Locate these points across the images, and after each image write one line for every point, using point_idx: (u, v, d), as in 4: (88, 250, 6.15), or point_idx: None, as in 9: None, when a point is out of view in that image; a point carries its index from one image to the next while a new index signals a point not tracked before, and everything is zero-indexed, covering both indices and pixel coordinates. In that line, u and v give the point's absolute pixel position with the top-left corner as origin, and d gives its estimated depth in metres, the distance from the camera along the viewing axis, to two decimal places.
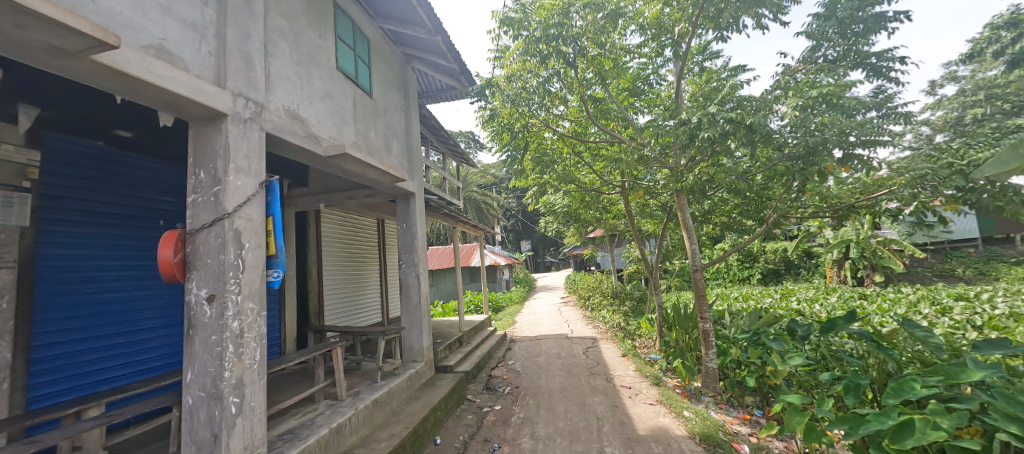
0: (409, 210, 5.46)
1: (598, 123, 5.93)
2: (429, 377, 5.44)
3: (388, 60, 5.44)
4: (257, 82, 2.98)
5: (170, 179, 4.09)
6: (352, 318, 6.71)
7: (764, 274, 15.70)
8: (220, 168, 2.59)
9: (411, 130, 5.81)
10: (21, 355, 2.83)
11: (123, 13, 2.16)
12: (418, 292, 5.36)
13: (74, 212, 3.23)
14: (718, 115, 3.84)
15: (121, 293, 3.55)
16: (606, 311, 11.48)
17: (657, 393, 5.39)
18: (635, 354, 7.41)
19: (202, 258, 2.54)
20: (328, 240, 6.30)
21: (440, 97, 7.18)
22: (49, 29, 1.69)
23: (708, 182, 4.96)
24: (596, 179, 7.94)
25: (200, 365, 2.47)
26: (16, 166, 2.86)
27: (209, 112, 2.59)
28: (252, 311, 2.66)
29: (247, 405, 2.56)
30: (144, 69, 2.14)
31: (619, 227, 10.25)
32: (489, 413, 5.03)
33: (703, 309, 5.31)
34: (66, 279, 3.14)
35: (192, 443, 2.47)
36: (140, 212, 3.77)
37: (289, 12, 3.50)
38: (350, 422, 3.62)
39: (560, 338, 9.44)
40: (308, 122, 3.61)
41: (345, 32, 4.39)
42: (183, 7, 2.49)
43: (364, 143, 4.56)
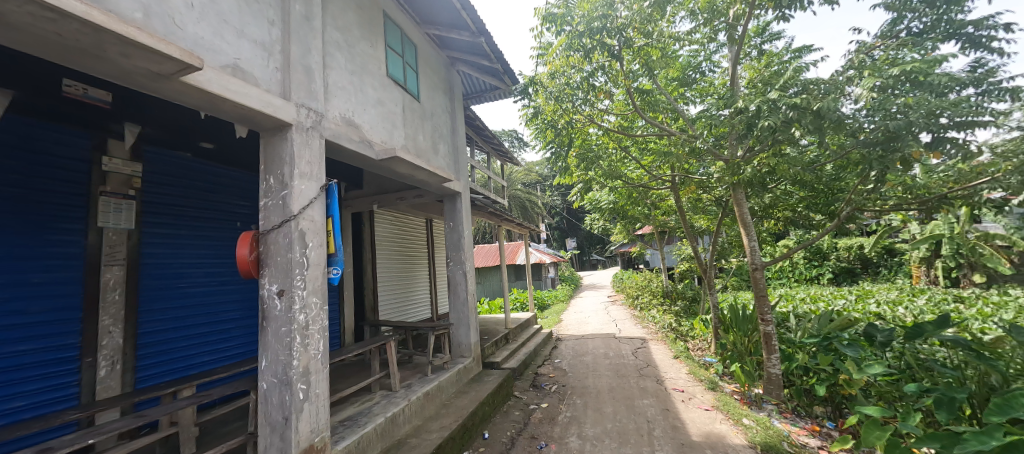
0: (456, 209, 5.60)
1: (645, 116, 5.72)
2: (477, 373, 5.57)
3: (434, 64, 5.61)
4: (317, 92, 3.20)
5: (246, 185, 4.51)
6: (404, 313, 7.02)
7: (835, 273, 14.30)
8: (287, 174, 2.82)
9: (456, 132, 5.96)
10: (130, 340, 3.27)
11: (205, 38, 2.42)
12: (465, 290, 5.49)
13: (168, 217, 3.67)
14: (780, 101, 3.58)
15: (207, 288, 3.97)
16: (656, 310, 11.07)
17: (713, 399, 5.10)
18: (688, 356, 7.07)
19: (272, 256, 2.78)
20: (381, 238, 6.63)
21: (484, 98, 7.29)
22: (147, 56, 1.93)
23: (769, 173, 4.60)
24: (643, 174, 7.68)
25: (272, 353, 2.72)
26: (123, 176, 3.32)
27: (277, 123, 2.83)
28: (315, 305, 2.88)
29: (312, 391, 2.78)
30: (222, 86, 2.38)
31: (670, 224, 9.83)
32: (536, 410, 5.05)
33: (764, 310, 4.95)
34: (164, 274, 3.58)
35: (266, 424, 2.70)
36: (222, 215, 4.19)
37: (343, 25, 3.73)
38: (404, 412, 3.80)
39: (607, 338, 9.24)
40: (362, 128, 3.82)
41: (394, 40, 4.61)
42: (253, 28, 2.74)
43: (413, 145, 4.75)
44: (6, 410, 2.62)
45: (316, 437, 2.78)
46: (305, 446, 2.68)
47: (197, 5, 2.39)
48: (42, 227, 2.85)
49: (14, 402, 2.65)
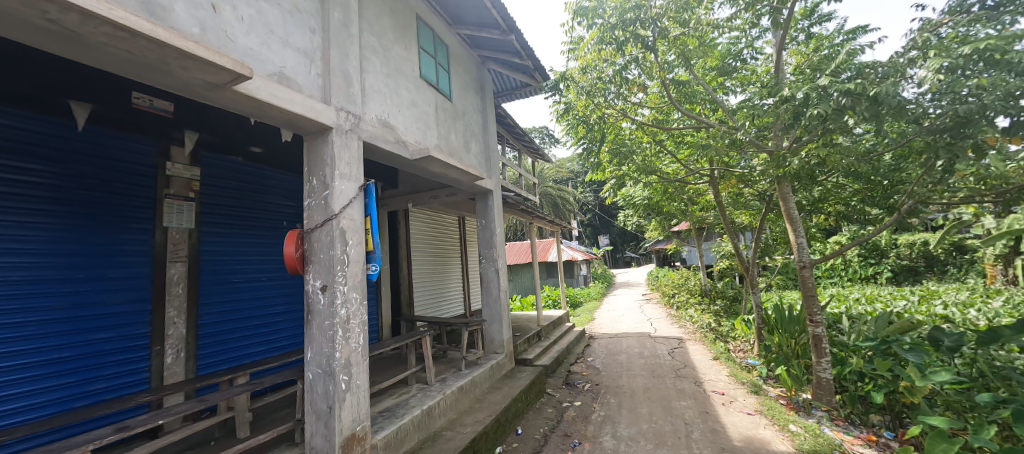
0: (488, 207, 5.66)
1: (682, 108, 5.51)
2: (510, 369, 5.61)
3: (465, 64, 5.68)
4: (355, 96, 3.32)
5: (292, 186, 4.77)
6: (438, 309, 7.18)
7: (895, 272, 13.19)
8: (328, 175, 2.96)
9: (487, 130, 6.01)
10: (191, 331, 3.55)
11: (254, 48, 2.58)
12: (498, 287, 5.54)
13: (223, 216, 3.94)
14: (831, 87, 3.35)
15: (258, 283, 4.24)
16: (694, 310, 10.68)
17: (757, 403, 4.86)
18: (729, 357, 6.77)
19: (315, 253, 2.93)
20: (416, 236, 6.81)
21: (515, 96, 7.29)
22: (204, 69, 2.08)
23: (819, 165, 4.31)
24: (680, 169, 7.42)
25: (317, 345, 2.86)
26: (184, 179, 3.61)
27: (319, 127, 2.97)
28: (355, 300, 3.00)
29: (354, 383, 2.91)
30: (270, 94, 2.53)
31: (708, 220, 9.44)
32: (569, 409, 5.02)
33: (813, 311, 4.66)
34: (220, 270, 3.86)
35: (312, 412, 2.85)
36: (270, 215, 4.45)
37: (378, 30, 3.84)
38: (439, 405, 3.90)
39: (641, 338, 9.00)
40: (397, 129, 3.92)
41: (427, 42, 4.70)
42: (296, 37, 2.89)
43: (446, 144, 4.84)
44: (89, 391, 2.93)
45: (357, 426, 2.91)
46: (348, 434, 2.81)
47: (246, 18, 2.56)
48: (118, 227, 3.16)
49: (95, 384, 2.95)
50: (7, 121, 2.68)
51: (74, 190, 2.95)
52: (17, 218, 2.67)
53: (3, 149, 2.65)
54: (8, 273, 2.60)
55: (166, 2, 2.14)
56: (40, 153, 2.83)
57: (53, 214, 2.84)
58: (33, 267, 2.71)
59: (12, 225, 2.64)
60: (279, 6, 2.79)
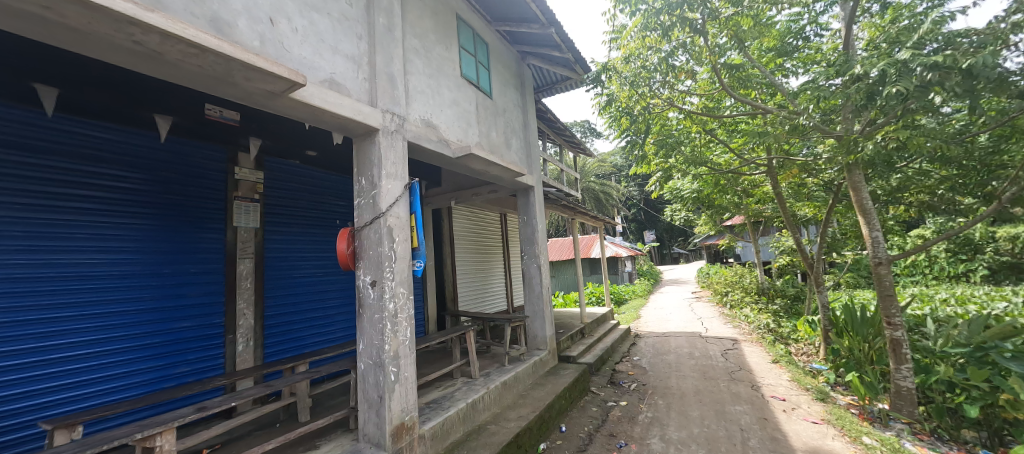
0: (529, 203, 5.63)
1: (735, 94, 5.15)
2: (553, 366, 5.58)
3: (505, 60, 5.69)
4: (399, 97, 3.42)
5: (343, 186, 5.04)
6: (481, 304, 7.29)
7: (994, 269, 11.53)
8: (376, 175, 3.08)
9: (528, 126, 5.98)
10: (258, 321, 3.86)
11: (307, 57, 2.73)
12: (540, 283, 5.52)
13: (283, 216, 4.24)
14: (914, 61, 2.98)
15: (315, 278, 4.53)
16: (750, 309, 10.02)
17: (824, 412, 4.46)
18: (790, 361, 6.28)
19: (365, 250, 3.06)
20: (459, 233, 6.95)
21: (555, 90, 7.19)
22: (264, 79, 2.24)
23: (898, 150, 3.85)
24: (733, 159, 6.97)
25: (368, 338, 3.00)
26: (249, 183, 3.92)
27: (366, 128, 3.09)
28: (403, 294, 3.12)
29: (402, 374, 3.02)
30: (322, 99, 2.68)
31: (766, 213, 8.78)
32: (614, 408, 4.90)
33: (891, 313, 4.19)
34: (281, 266, 4.16)
35: (364, 401, 3.00)
36: (324, 214, 4.73)
37: (420, 32, 3.94)
38: (483, 399, 3.96)
39: (691, 337, 8.60)
40: (439, 128, 4.01)
41: (468, 41, 4.75)
42: (345, 44, 3.03)
43: (487, 142, 4.88)
44: (174, 374, 3.27)
45: (406, 416, 3.02)
46: (397, 423, 2.93)
47: (300, 29, 2.72)
48: (196, 227, 3.50)
49: (179, 368, 3.30)
50: (105, 135, 3.06)
51: (159, 194, 3.31)
52: (114, 220, 3.04)
53: (103, 160, 3.04)
54: (108, 268, 2.99)
55: (231, 19, 2.33)
56: (132, 162, 3.19)
57: (143, 216, 3.20)
58: (127, 263, 3.08)
59: (110, 226, 3.02)
60: (329, 15, 2.94)
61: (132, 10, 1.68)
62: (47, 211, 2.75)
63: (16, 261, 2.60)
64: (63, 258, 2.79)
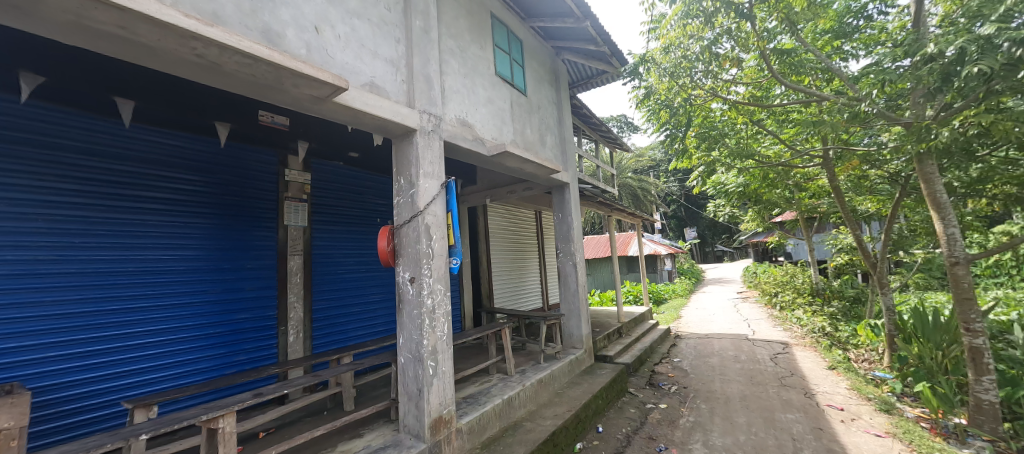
0: (565, 200, 5.57)
1: (787, 82, 4.81)
2: (589, 365, 5.51)
3: (540, 57, 5.65)
4: (436, 98, 3.49)
5: (384, 186, 5.21)
6: (516, 302, 7.32)
7: None
8: (414, 174, 3.17)
9: (563, 122, 5.91)
10: (307, 314, 4.10)
11: (349, 62, 2.85)
12: (576, 281, 5.46)
13: (328, 215, 4.46)
14: (1001, 36, 2.64)
15: (358, 274, 4.73)
16: (803, 311, 9.38)
17: (889, 424, 4.09)
18: (850, 368, 5.81)
19: (405, 248, 3.16)
20: (494, 230, 7.01)
21: (591, 84, 7.04)
22: (311, 84, 2.36)
23: (980, 136, 3.44)
24: (784, 151, 6.52)
25: (408, 333, 3.10)
26: (298, 183, 4.15)
27: (405, 129, 3.19)
28: (440, 291, 3.19)
29: (440, 369, 3.10)
30: (363, 103, 2.78)
31: (821, 208, 8.17)
32: (654, 411, 4.76)
33: (970, 318, 3.77)
34: (327, 262, 4.38)
35: (404, 394, 3.09)
36: (366, 213, 4.92)
37: (456, 32, 3.99)
38: (519, 396, 3.98)
39: (736, 340, 8.19)
40: (475, 127, 4.05)
41: (502, 39, 4.76)
42: (384, 48, 3.13)
43: (521, 139, 4.87)
44: (234, 361, 3.55)
45: (443, 409, 3.09)
46: (435, 416, 3.00)
47: (343, 36, 2.84)
48: (252, 226, 3.76)
49: (238, 356, 3.57)
50: (173, 142, 3.35)
51: (220, 196, 3.58)
52: (182, 219, 3.33)
53: (172, 165, 3.33)
54: (177, 263, 3.28)
55: (280, 30, 2.46)
56: (197, 166, 3.48)
57: (206, 215, 3.48)
58: (193, 259, 3.37)
59: (179, 226, 3.31)
60: (369, 21, 3.05)
61: (194, 25, 1.82)
62: (126, 212, 3.05)
63: (103, 257, 2.92)
64: (140, 254, 3.10)
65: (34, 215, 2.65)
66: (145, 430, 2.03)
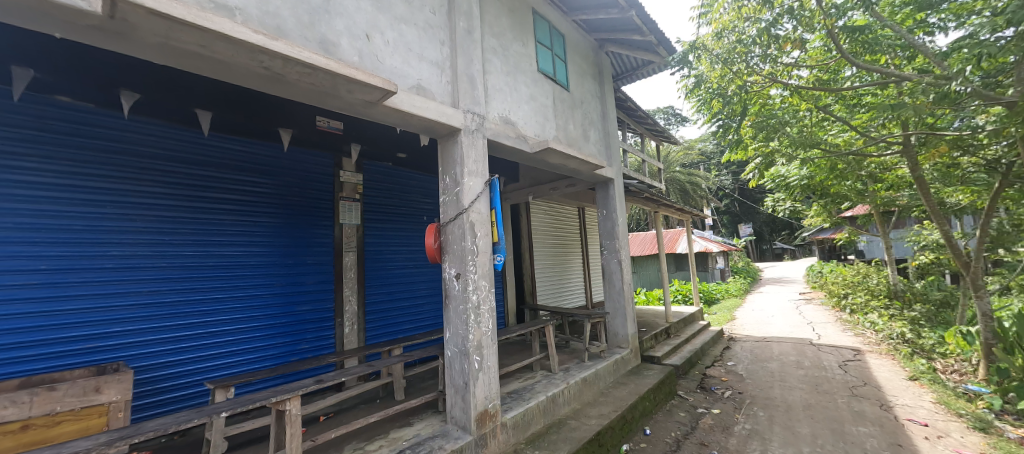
0: (609, 196, 5.44)
1: (859, 62, 4.37)
2: (635, 366, 5.36)
3: (582, 50, 5.55)
4: (480, 97, 3.53)
5: (430, 185, 5.38)
6: (559, 299, 7.28)
7: None
8: (459, 173, 3.24)
9: (607, 116, 5.76)
10: (360, 307, 4.34)
11: (397, 67, 2.97)
12: (621, 278, 5.33)
13: (379, 214, 4.68)
14: None
15: (406, 271, 4.92)
16: (878, 315, 8.50)
17: (985, 445, 3.62)
18: (935, 380, 5.20)
19: (451, 244, 3.25)
20: (537, 227, 7.01)
21: (636, 76, 6.81)
22: (363, 89, 2.49)
23: None
24: (855, 139, 5.94)
25: (454, 327, 3.18)
26: (352, 184, 4.40)
27: (450, 129, 3.27)
28: (484, 287, 3.25)
29: (485, 363, 3.16)
30: (411, 105, 2.89)
31: (900, 201, 7.35)
32: (706, 416, 4.54)
33: None
34: (378, 258, 4.60)
35: (450, 386, 3.18)
36: (414, 211, 5.10)
37: (498, 31, 4.02)
38: (564, 393, 3.96)
39: (797, 344, 7.62)
40: (518, 124, 4.06)
41: (544, 35, 4.72)
42: (429, 50, 3.23)
43: (564, 135, 4.82)
44: (297, 349, 3.84)
45: (489, 403, 3.15)
46: (481, 409, 3.06)
47: (391, 41, 2.96)
48: (311, 224, 4.04)
49: (301, 344, 3.87)
50: (243, 148, 3.67)
51: (283, 196, 3.88)
52: (252, 219, 3.66)
53: (243, 170, 3.65)
54: (248, 258, 3.61)
55: (335, 39, 2.61)
56: (264, 170, 3.79)
57: (271, 215, 3.79)
58: (261, 255, 3.69)
59: (249, 225, 3.63)
60: (416, 25, 3.15)
61: (261, 40, 1.99)
62: (206, 212, 3.40)
63: (188, 253, 3.27)
64: (217, 250, 3.43)
65: (134, 216, 3.03)
66: (225, 408, 2.25)
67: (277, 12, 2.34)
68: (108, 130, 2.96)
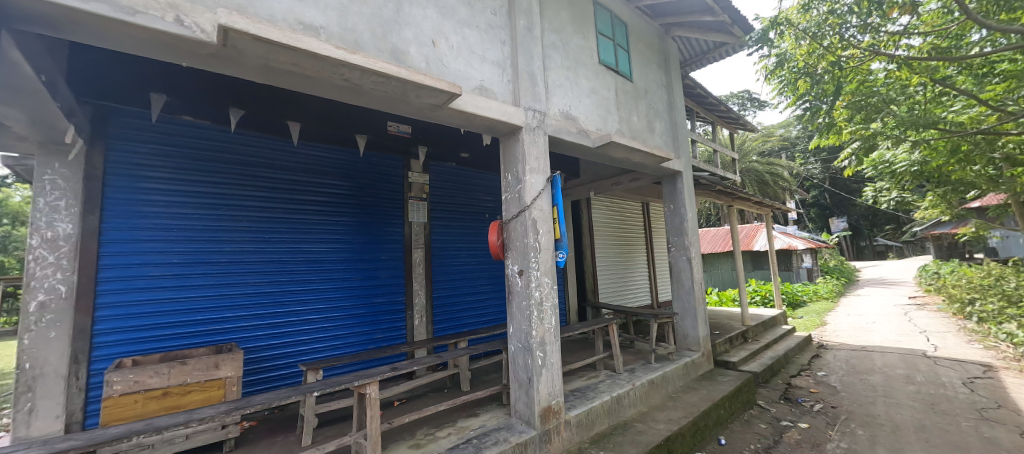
0: (676, 191, 5.15)
1: (992, 23, 3.67)
2: (707, 370, 5.03)
3: (647, 38, 5.30)
4: (540, 94, 3.53)
5: (491, 183, 5.50)
6: (622, 297, 7.07)
7: None
8: (521, 170, 3.27)
9: (674, 106, 5.44)
10: (429, 301, 4.58)
11: (461, 70, 3.06)
12: (691, 277, 5.02)
13: (444, 212, 4.88)
14: None
15: (470, 267, 5.08)
16: (1017, 325, 7.09)
17: None
18: None
19: (513, 242, 3.29)
20: (598, 224, 6.86)
21: (708, 60, 6.35)
22: (430, 94, 2.61)
23: None
24: (986, 115, 5.00)
25: (517, 323, 3.22)
26: (419, 184, 4.65)
27: (512, 128, 3.30)
28: (547, 284, 3.25)
29: (548, 360, 3.17)
30: (474, 106, 2.97)
31: None
32: (791, 429, 4.14)
33: None
34: (444, 255, 4.81)
35: (515, 381, 3.23)
36: (477, 209, 5.25)
37: (558, 26, 3.98)
38: (629, 395, 3.83)
39: (906, 356, 6.64)
40: (579, 119, 4.00)
41: (605, 26, 4.58)
42: (491, 51, 3.29)
43: (628, 128, 4.65)
44: (373, 338, 4.16)
45: (553, 400, 3.15)
46: (545, 405, 3.08)
47: (455, 45, 3.06)
48: (384, 223, 4.33)
49: (377, 334, 4.18)
50: (326, 155, 4.04)
51: (360, 198, 4.21)
52: (334, 218, 4.02)
53: (326, 174, 4.02)
54: (332, 254, 3.97)
55: (405, 48, 2.77)
56: (343, 174, 4.14)
57: (350, 214, 4.13)
58: (342, 252, 4.04)
59: (331, 224, 3.99)
60: (478, 28, 3.23)
61: (341, 54, 2.17)
62: (298, 213, 3.80)
63: (284, 249, 3.69)
64: (306, 247, 3.81)
65: (241, 217, 3.48)
66: (317, 388, 2.50)
67: (355, 28, 2.54)
68: (220, 143, 3.42)
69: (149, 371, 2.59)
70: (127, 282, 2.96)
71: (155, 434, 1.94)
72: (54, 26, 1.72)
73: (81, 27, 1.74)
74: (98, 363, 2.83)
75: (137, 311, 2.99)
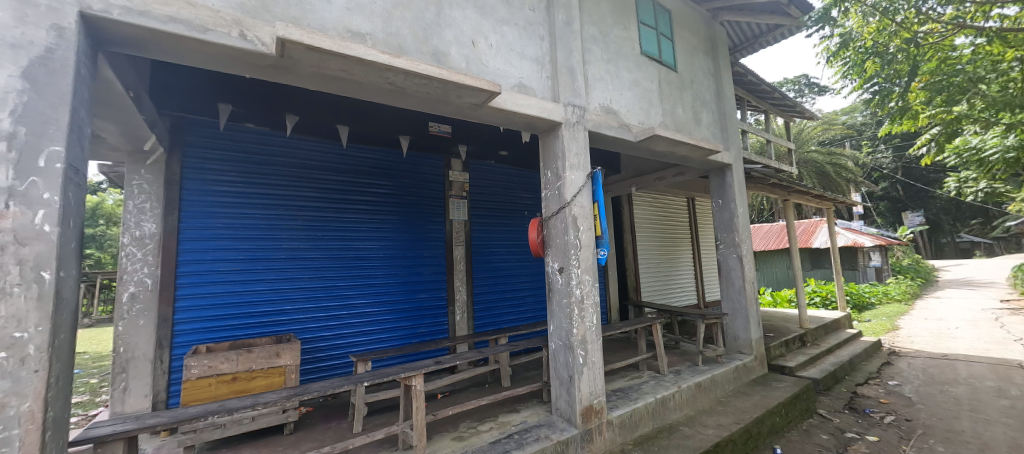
0: (725, 184, 4.89)
1: None
2: (761, 375, 4.75)
3: (693, 24, 5.05)
4: (580, 89, 3.47)
5: (530, 180, 5.49)
6: (665, 296, 6.83)
7: None
8: (560, 167, 3.24)
9: (723, 94, 5.16)
10: (469, 297, 4.66)
11: (500, 68, 3.08)
12: (741, 276, 4.75)
13: (484, 210, 4.94)
14: None
15: (510, 265, 5.11)
16: None
17: None
18: None
19: (553, 239, 3.27)
20: (641, 220, 6.66)
21: (760, 44, 5.95)
22: (471, 93, 2.64)
23: None
24: None
25: (557, 320, 3.21)
26: (459, 183, 4.74)
27: (551, 124, 3.28)
28: (588, 282, 3.20)
29: (590, 358, 3.12)
30: (513, 103, 2.98)
31: None
32: (857, 442, 3.80)
33: None
34: (484, 252, 4.87)
35: (555, 378, 3.22)
36: (516, 206, 5.26)
37: (598, 18, 3.89)
38: (674, 397, 3.70)
39: (997, 366, 5.91)
40: (620, 113, 3.89)
41: (648, 15, 4.42)
42: (529, 48, 3.27)
43: (672, 120, 4.47)
44: (417, 333, 4.29)
45: (594, 399, 3.11)
46: (586, 404, 3.05)
47: (494, 44, 3.08)
48: (426, 221, 4.46)
49: (421, 328, 4.31)
50: (372, 156, 4.22)
51: (403, 197, 4.36)
52: (380, 217, 4.19)
53: (372, 175, 4.20)
54: (378, 252, 4.15)
55: (446, 49, 2.82)
56: (388, 174, 4.30)
57: (395, 213, 4.29)
58: (387, 249, 4.21)
59: (377, 223, 4.17)
60: (516, 25, 3.22)
61: (386, 59, 2.25)
62: (346, 212, 4.00)
63: (334, 246, 3.90)
64: (355, 244, 4.01)
65: (297, 216, 3.72)
66: (366, 379, 2.63)
67: (398, 33, 2.62)
68: (277, 148, 3.67)
69: (220, 357, 2.85)
70: (202, 276, 3.27)
71: (227, 415, 2.13)
72: (141, 47, 1.92)
73: (161, 47, 1.93)
74: (178, 348, 3.15)
75: (210, 302, 3.28)
